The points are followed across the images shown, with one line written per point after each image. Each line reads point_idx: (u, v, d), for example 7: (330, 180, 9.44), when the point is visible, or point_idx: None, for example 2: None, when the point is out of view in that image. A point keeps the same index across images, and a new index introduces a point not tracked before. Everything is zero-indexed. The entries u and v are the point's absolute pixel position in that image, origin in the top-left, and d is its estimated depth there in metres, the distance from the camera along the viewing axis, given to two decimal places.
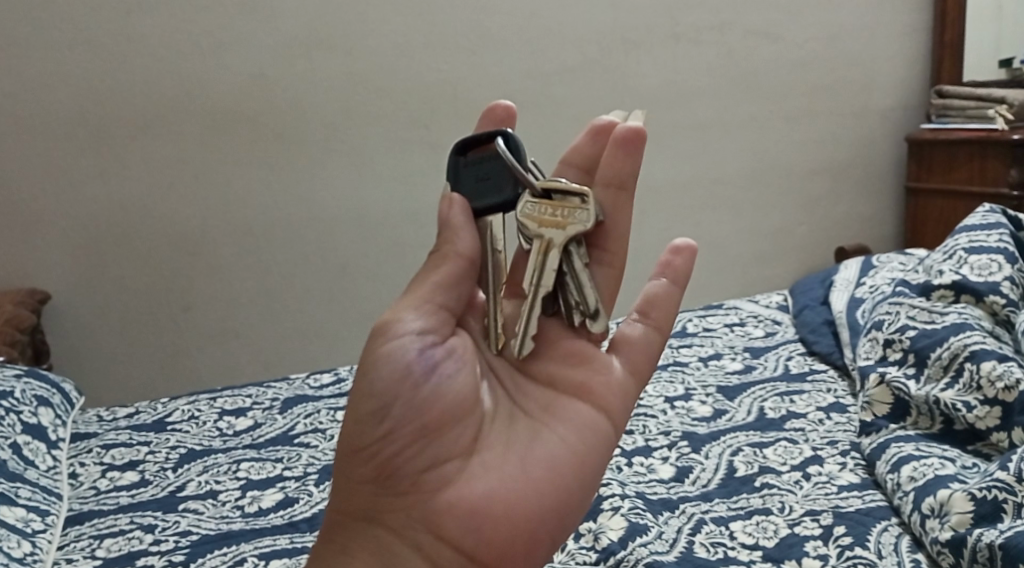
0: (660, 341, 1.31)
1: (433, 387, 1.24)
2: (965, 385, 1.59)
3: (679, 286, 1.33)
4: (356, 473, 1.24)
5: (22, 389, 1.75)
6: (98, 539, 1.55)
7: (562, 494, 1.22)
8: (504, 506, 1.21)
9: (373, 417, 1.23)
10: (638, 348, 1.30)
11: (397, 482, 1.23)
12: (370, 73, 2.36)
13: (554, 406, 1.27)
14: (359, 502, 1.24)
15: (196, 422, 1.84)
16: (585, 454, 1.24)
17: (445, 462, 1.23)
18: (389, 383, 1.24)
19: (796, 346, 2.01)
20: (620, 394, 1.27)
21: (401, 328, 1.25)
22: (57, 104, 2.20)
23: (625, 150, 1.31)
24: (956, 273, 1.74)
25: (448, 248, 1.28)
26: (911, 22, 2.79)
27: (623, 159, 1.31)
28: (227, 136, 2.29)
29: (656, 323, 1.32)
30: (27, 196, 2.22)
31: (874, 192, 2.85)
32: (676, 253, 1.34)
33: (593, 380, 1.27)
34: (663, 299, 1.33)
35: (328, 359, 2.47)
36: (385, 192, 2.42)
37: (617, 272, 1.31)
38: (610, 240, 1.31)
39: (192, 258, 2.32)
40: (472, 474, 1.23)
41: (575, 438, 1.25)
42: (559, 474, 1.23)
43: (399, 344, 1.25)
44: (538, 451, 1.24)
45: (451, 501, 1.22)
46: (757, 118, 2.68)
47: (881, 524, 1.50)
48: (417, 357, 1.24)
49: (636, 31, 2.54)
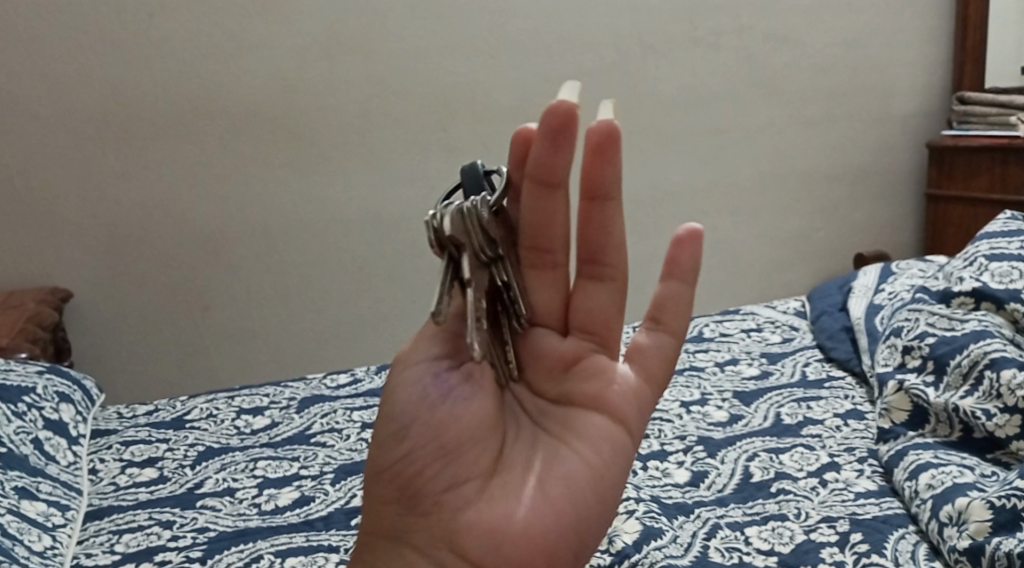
0: (675, 347, 1.27)
1: (450, 409, 1.22)
2: (985, 393, 1.58)
3: (688, 283, 1.26)
4: (380, 494, 1.23)
5: (43, 386, 1.76)
6: (117, 535, 1.55)
7: (579, 513, 1.21)
8: (523, 526, 1.20)
9: (393, 439, 1.22)
10: (654, 358, 1.26)
11: (417, 502, 1.22)
12: (390, 75, 2.36)
13: (573, 421, 1.24)
14: (383, 523, 1.23)
15: (214, 420, 1.85)
16: (602, 470, 1.22)
17: (465, 481, 1.22)
18: (406, 408, 1.23)
19: (813, 353, 2.01)
20: (638, 409, 1.25)
21: (416, 355, 1.24)
22: (81, 103, 2.21)
23: (601, 157, 1.21)
24: (976, 281, 1.74)
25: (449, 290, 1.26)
26: (932, 28, 2.78)
27: (603, 167, 1.21)
28: (248, 137, 2.30)
29: (670, 328, 1.27)
30: (47, 194, 2.23)
31: (894, 198, 2.84)
32: (681, 244, 1.26)
33: (611, 393, 1.24)
34: (673, 302, 1.26)
35: (347, 359, 2.47)
36: (403, 194, 2.42)
37: (622, 287, 1.25)
38: (609, 255, 1.24)
39: (212, 257, 2.33)
40: (492, 495, 1.21)
41: (594, 455, 1.23)
42: (577, 493, 1.21)
43: (414, 369, 1.24)
44: (555, 468, 1.22)
45: (471, 521, 1.21)
46: (776, 123, 2.68)
47: (898, 531, 1.49)
48: (433, 381, 1.23)
49: (655, 35, 2.54)
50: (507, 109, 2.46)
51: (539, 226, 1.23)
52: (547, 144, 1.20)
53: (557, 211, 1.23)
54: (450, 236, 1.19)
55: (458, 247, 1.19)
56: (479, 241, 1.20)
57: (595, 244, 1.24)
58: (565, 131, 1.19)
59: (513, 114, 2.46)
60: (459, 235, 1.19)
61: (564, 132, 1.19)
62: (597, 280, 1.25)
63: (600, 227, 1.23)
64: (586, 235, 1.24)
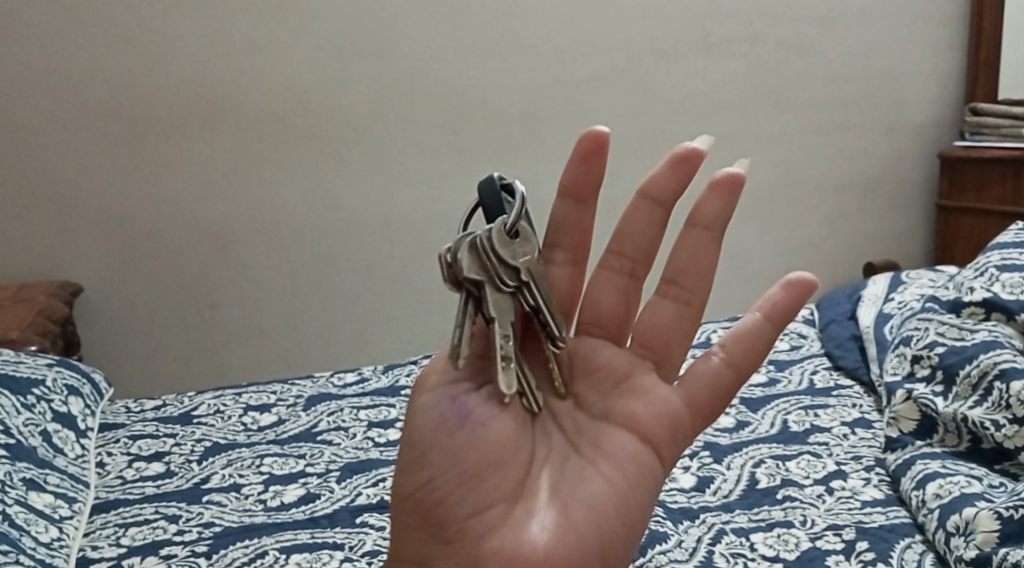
0: (733, 378, 1.22)
1: (471, 431, 1.19)
2: (993, 404, 1.58)
3: (777, 327, 1.21)
4: (403, 521, 1.19)
5: (53, 378, 1.77)
6: (123, 527, 1.56)
7: (607, 535, 1.17)
8: (547, 551, 1.16)
9: (414, 465, 1.18)
10: (699, 382, 1.22)
11: (443, 528, 1.17)
12: (402, 77, 2.36)
13: (602, 441, 1.21)
14: (407, 550, 1.19)
15: (221, 416, 1.85)
16: (631, 493, 1.18)
17: (490, 507, 1.18)
18: (427, 433, 1.19)
19: (821, 361, 2.00)
20: (669, 427, 1.21)
21: (438, 378, 1.21)
22: (95, 97, 2.22)
23: (714, 191, 1.22)
24: (987, 291, 1.74)
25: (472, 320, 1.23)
26: (946, 39, 2.77)
27: (713, 200, 1.22)
28: (259, 135, 2.30)
29: (734, 360, 1.22)
30: (59, 188, 2.24)
31: (905, 209, 2.83)
32: (787, 287, 1.21)
33: (641, 413, 1.21)
34: (752, 337, 1.21)
35: (353, 359, 2.47)
36: (413, 195, 2.42)
37: (694, 312, 1.24)
38: (690, 278, 1.23)
39: (221, 254, 2.34)
40: (517, 519, 1.17)
41: (620, 476, 1.19)
42: (603, 514, 1.17)
43: (433, 394, 1.20)
44: (583, 491, 1.18)
45: (498, 546, 1.16)
46: (787, 131, 2.68)
47: (905, 541, 1.48)
48: (453, 405, 1.19)
49: (668, 41, 2.54)
50: (517, 112, 2.46)
51: (624, 234, 1.26)
52: (668, 166, 1.23)
53: (646, 227, 1.25)
54: (468, 274, 1.17)
55: (478, 284, 1.18)
56: (499, 272, 1.18)
57: (678, 265, 1.24)
58: (689, 162, 1.22)
59: (523, 117, 2.46)
60: (477, 272, 1.18)
61: (691, 163, 1.22)
62: (670, 298, 1.24)
63: (692, 249, 1.23)
64: (674, 254, 1.24)
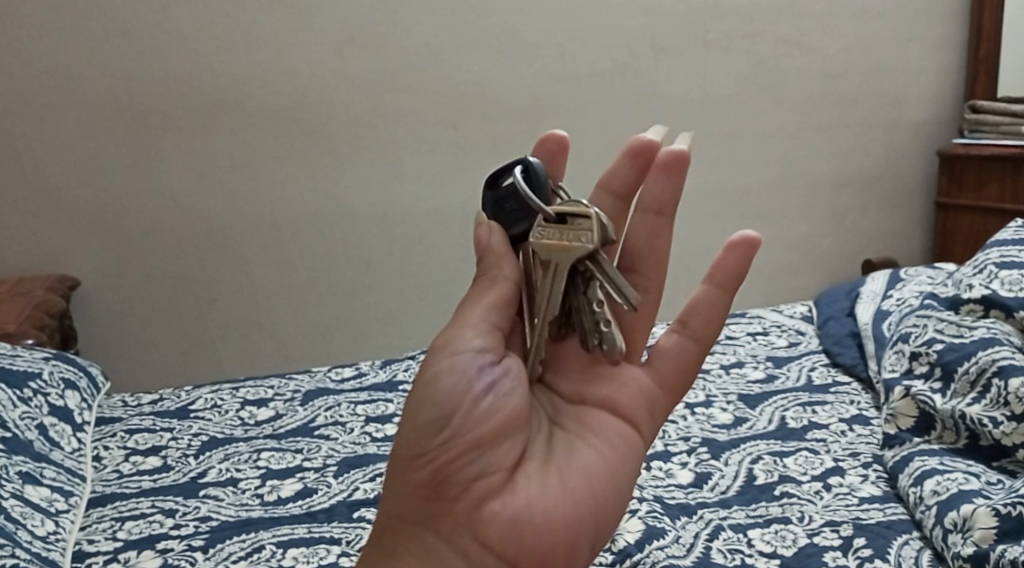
0: (698, 352, 1.26)
1: (489, 402, 1.19)
2: (992, 400, 1.58)
3: (728, 292, 1.26)
4: (408, 478, 1.19)
5: (50, 371, 1.76)
6: (120, 521, 1.55)
7: (602, 509, 1.18)
8: (547, 519, 1.17)
9: (431, 426, 1.18)
10: (674, 362, 1.26)
11: (446, 489, 1.18)
12: (400, 72, 2.36)
13: (595, 419, 1.22)
14: (408, 506, 1.19)
15: (218, 410, 1.85)
16: (623, 469, 1.20)
17: (496, 472, 1.18)
18: (447, 396, 1.18)
19: (819, 358, 2.00)
20: (654, 409, 1.24)
21: (460, 345, 1.20)
22: (92, 91, 2.21)
23: (666, 174, 1.25)
24: (986, 288, 1.73)
25: (494, 273, 1.22)
26: (945, 36, 2.77)
27: (663, 184, 1.25)
28: (257, 130, 2.30)
29: (697, 334, 1.26)
30: (56, 182, 2.23)
31: (903, 206, 2.84)
32: (731, 252, 1.26)
33: (632, 394, 1.23)
34: (708, 307, 1.27)
35: (351, 354, 2.47)
36: (412, 190, 2.42)
37: (655, 297, 1.26)
38: (648, 265, 1.26)
39: (219, 248, 2.33)
40: (519, 487, 1.18)
41: (616, 454, 1.21)
42: (600, 488, 1.19)
43: (456, 359, 1.19)
44: (582, 463, 1.19)
45: (498, 512, 1.17)
46: (786, 128, 2.68)
47: (902, 537, 1.49)
48: (475, 374, 1.19)
49: (667, 37, 2.53)
50: (516, 107, 2.46)
51: None
52: (627, 158, 1.26)
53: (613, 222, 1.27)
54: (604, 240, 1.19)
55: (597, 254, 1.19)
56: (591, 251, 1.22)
57: (635, 250, 1.26)
58: (644, 153, 1.26)
59: (523, 112, 2.46)
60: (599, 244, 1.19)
61: (646, 154, 1.26)
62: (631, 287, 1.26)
63: (646, 234, 1.26)
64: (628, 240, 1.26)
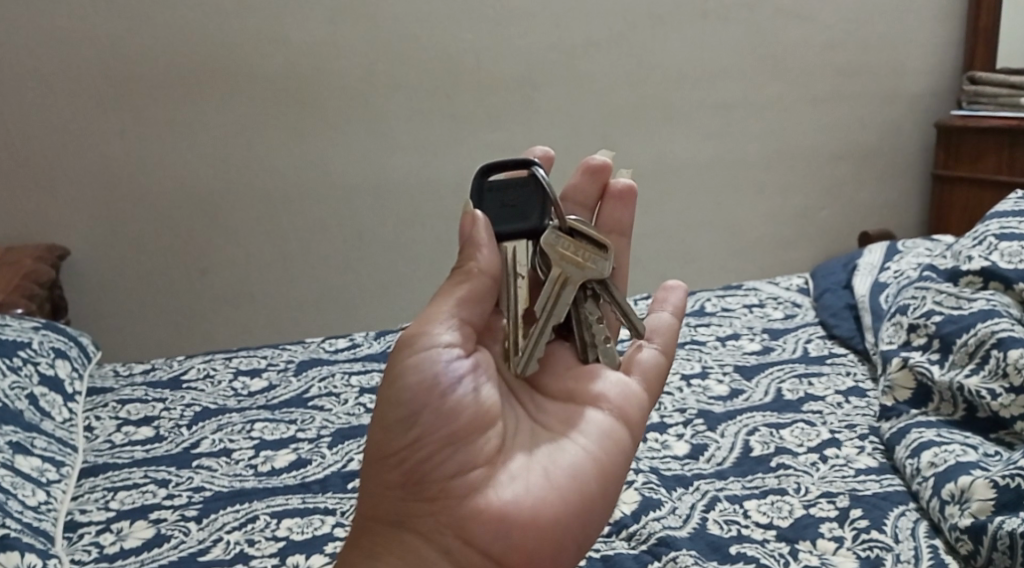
0: (666, 364, 1.34)
1: (460, 396, 1.23)
2: (991, 371, 1.57)
3: (676, 317, 1.39)
4: (384, 478, 1.22)
5: (40, 341, 1.75)
6: (113, 491, 1.54)
7: (586, 500, 1.21)
8: (530, 512, 1.20)
9: (402, 424, 1.22)
10: (647, 370, 1.32)
11: (424, 487, 1.21)
12: (395, 40, 2.33)
13: (571, 418, 1.27)
14: (387, 507, 1.21)
15: (211, 380, 1.84)
16: (604, 460, 1.24)
17: (473, 468, 1.22)
18: (416, 393, 1.22)
19: (815, 329, 1.99)
20: (632, 405, 1.29)
21: (428, 341, 1.24)
22: (81, 58, 2.18)
23: (622, 201, 1.40)
24: (985, 260, 1.72)
25: (472, 266, 1.26)
26: (944, 7, 2.75)
27: (618, 210, 1.39)
28: (249, 98, 2.28)
29: (664, 349, 1.35)
30: (44, 150, 2.21)
31: (900, 178, 2.83)
32: (669, 290, 1.42)
33: (605, 393, 1.29)
34: (666, 328, 1.37)
35: (346, 324, 2.46)
36: (406, 160, 2.40)
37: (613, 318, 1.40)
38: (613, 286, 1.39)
39: (211, 217, 2.32)
40: (498, 482, 1.21)
41: (597, 447, 1.25)
42: (583, 480, 1.22)
43: (424, 356, 1.23)
44: (560, 457, 1.23)
45: (479, 507, 1.20)
46: (783, 99, 2.66)
47: (899, 508, 1.48)
48: (444, 369, 1.23)
49: (664, 6, 2.51)
50: (512, 78, 2.43)
51: None
52: (585, 175, 1.39)
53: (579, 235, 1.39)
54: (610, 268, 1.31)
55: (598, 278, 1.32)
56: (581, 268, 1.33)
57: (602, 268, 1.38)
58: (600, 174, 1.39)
59: (518, 82, 2.44)
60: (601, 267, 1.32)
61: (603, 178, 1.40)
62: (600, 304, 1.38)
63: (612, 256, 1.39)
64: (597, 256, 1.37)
